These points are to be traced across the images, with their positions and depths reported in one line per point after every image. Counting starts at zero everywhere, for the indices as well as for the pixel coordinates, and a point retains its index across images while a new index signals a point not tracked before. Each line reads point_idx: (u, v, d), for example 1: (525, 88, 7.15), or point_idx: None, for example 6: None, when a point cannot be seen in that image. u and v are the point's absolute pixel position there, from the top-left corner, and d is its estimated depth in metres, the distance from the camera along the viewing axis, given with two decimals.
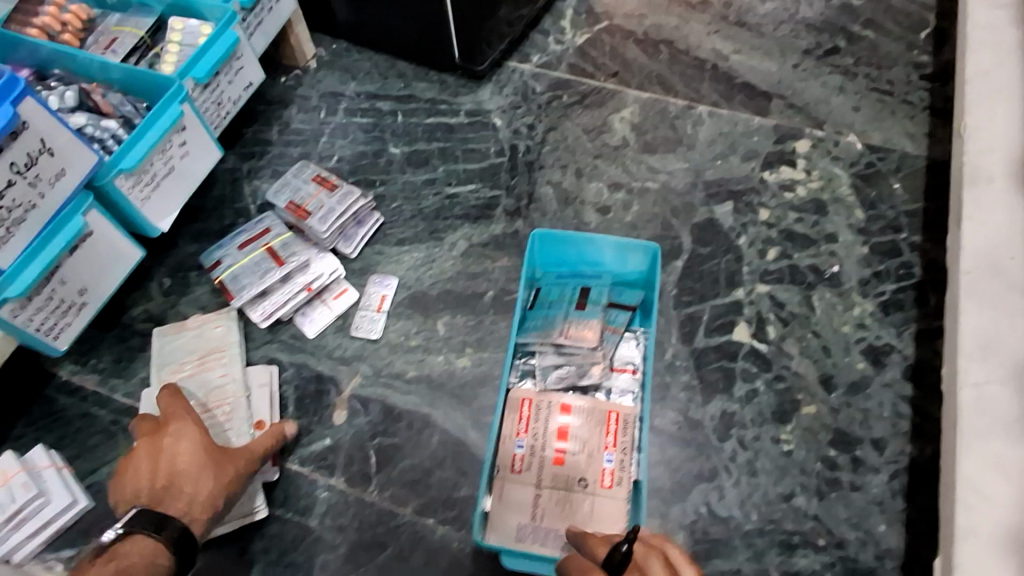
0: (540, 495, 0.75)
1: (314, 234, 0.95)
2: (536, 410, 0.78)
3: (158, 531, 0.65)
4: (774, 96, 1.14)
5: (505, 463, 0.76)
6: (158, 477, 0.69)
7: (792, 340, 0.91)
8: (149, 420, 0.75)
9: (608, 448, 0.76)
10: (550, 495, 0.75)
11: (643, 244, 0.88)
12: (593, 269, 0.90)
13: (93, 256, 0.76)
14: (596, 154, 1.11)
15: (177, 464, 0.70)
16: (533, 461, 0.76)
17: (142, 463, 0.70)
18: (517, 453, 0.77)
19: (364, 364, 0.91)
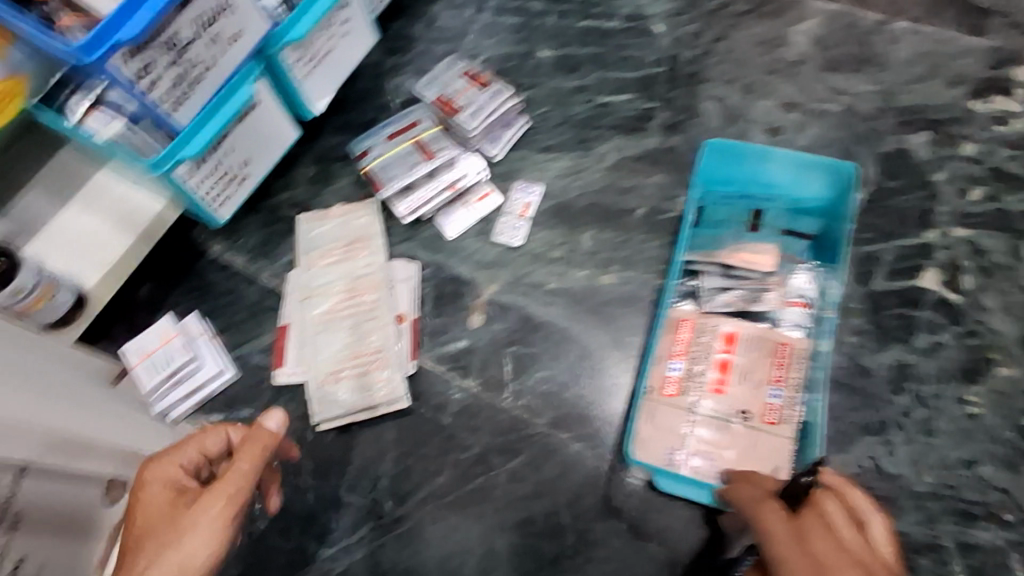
0: (694, 422, 0.71)
1: (461, 130, 0.93)
2: (697, 335, 0.74)
3: None
4: (993, 14, 0.96)
5: (657, 385, 0.72)
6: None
7: (992, 293, 0.80)
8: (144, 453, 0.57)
9: (775, 384, 0.71)
10: (704, 423, 0.70)
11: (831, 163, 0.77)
12: (764, 193, 0.81)
13: (255, 130, 0.76)
14: (769, 69, 0.99)
15: (139, 543, 0.51)
16: (689, 387, 0.72)
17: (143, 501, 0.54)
18: (670, 376, 0.73)
19: (504, 270, 0.87)
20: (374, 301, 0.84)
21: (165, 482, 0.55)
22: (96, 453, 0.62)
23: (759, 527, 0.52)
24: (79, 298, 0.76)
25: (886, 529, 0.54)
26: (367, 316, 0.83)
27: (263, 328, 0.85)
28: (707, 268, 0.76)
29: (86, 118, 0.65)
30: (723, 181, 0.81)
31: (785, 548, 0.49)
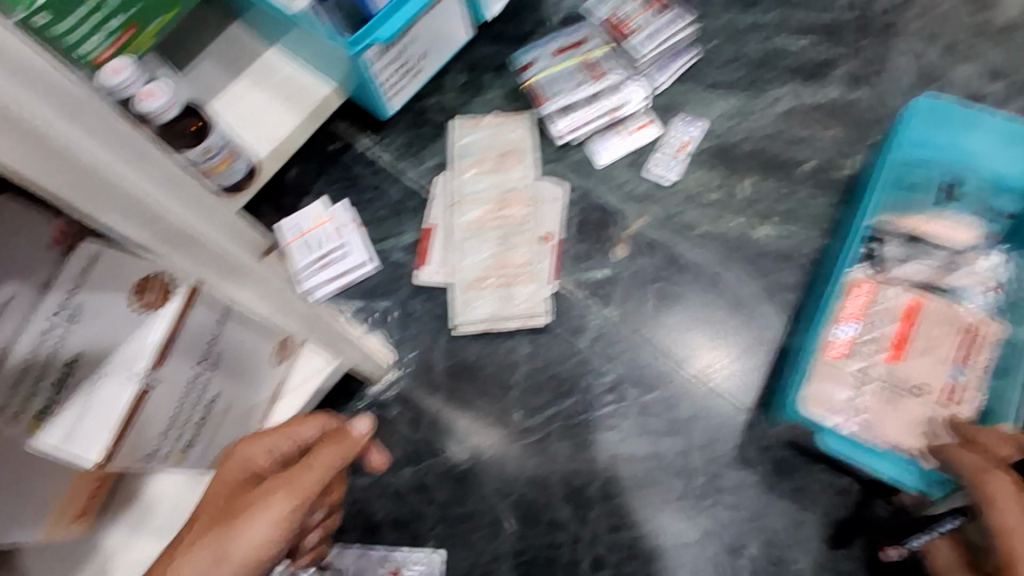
0: (863, 392, 0.65)
1: (629, 56, 0.88)
2: (879, 299, 0.67)
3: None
4: None
5: (827, 344, 0.66)
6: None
7: None
8: None
9: (958, 362, 0.65)
10: (875, 394, 0.65)
11: None
12: (962, 161, 0.72)
13: (440, 20, 0.75)
14: (977, 30, 0.89)
15: (198, 530, 0.45)
16: (862, 352, 0.66)
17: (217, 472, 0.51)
18: (838, 340, 0.67)
19: (655, 206, 0.84)
20: (523, 215, 0.84)
21: (245, 469, 0.50)
22: (247, 282, 0.55)
23: (981, 500, 0.51)
24: (250, 169, 0.78)
25: None
26: (516, 229, 0.84)
27: (409, 227, 0.88)
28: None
29: None
30: (918, 144, 0.72)
31: (1010, 525, 0.48)
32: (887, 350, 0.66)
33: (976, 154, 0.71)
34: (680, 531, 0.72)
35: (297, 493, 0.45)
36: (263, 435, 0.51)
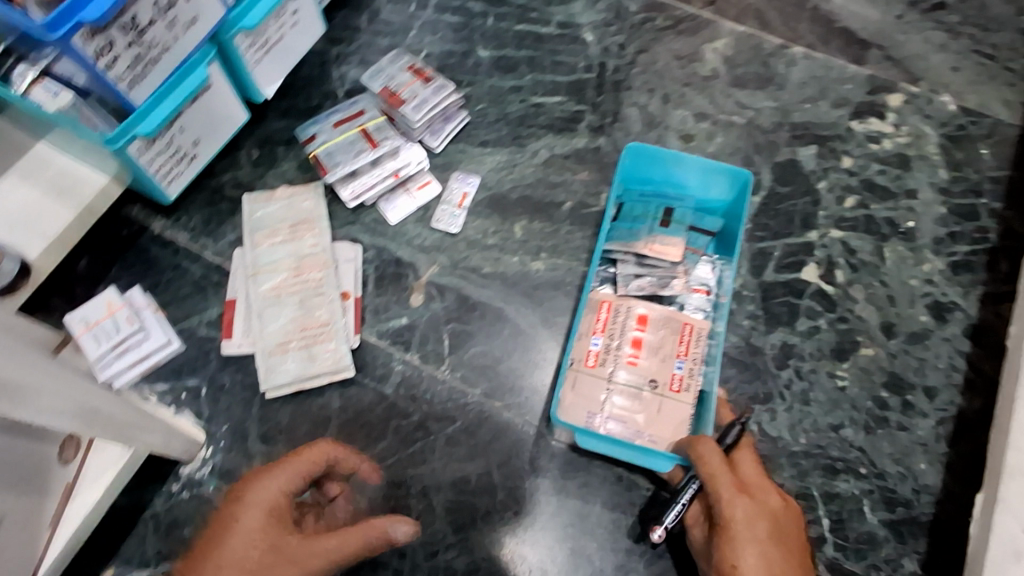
0: (611, 390, 0.80)
1: (404, 122, 0.99)
2: (617, 315, 0.83)
3: None
4: (873, 46, 1.13)
5: (580, 356, 0.81)
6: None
7: (860, 286, 0.93)
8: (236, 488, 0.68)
9: (679, 356, 0.81)
10: (621, 391, 0.80)
11: (730, 169, 0.87)
12: (677, 191, 0.91)
13: (209, 109, 0.80)
14: (685, 82, 1.11)
15: (234, 550, 0.63)
16: (608, 359, 0.81)
17: (249, 521, 0.64)
18: (591, 350, 0.82)
19: (443, 255, 0.94)
20: (320, 279, 0.89)
21: (271, 501, 0.66)
22: (58, 411, 0.58)
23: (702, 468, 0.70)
24: (22, 268, 0.76)
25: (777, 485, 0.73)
26: (313, 293, 0.88)
27: (208, 303, 0.90)
28: (621, 257, 0.87)
29: (32, 88, 0.67)
30: (641, 182, 0.92)
31: (721, 496, 0.68)
32: (627, 355, 0.81)
33: (687, 184, 0.90)
34: (491, 543, 0.80)
35: (312, 564, 0.64)
36: (286, 475, 0.68)
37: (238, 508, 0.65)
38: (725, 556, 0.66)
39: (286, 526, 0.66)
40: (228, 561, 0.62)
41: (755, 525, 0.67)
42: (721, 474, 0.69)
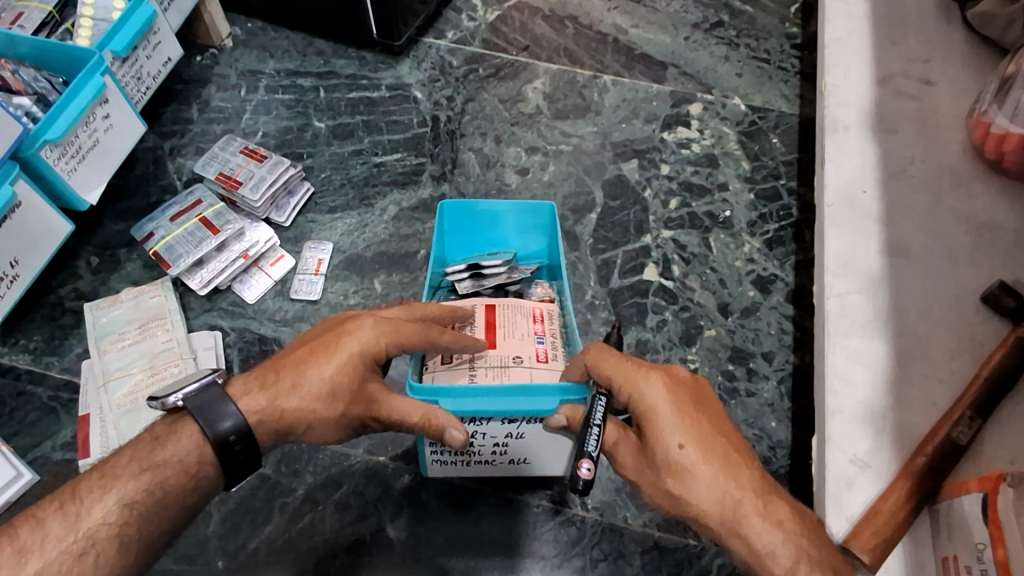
0: (474, 374, 0.72)
1: (246, 204, 1.02)
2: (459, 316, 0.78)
3: (318, 416, 0.63)
4: (670, 65, 1.27)
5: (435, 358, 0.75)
6: (283, 420, 0.63)
7: (694, 276, 1.03)
8: (304, 355, 0.64)
9: (539, 332, 0.77)
10: (484, 372, 0.72)
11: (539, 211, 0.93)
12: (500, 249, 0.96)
13: (23, 227, 0.80)
14: (513, 122, 1.19)
15: (314, 374, 0.63)
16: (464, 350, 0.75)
17: (346, 343, 0.65)
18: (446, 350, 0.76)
19: (306, 323, 0.96)
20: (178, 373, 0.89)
21: (369, 358, 0.65)
22: None
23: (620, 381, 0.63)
24: None
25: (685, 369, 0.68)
26: None
27: (63, 423, 0.89)
28: (457, 276, 0.89)
29: None
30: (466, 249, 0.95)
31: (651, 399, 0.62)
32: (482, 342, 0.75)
33: (509, 247, 0.95)
34: None
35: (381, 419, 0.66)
36: (398, 342, 0.67)
37: (345, 341, 0.65)
38: (671, 442, 0.60)
39: (373, 394, 0.65)
40: (306, 396, 0.63)
41: (692, 424, 0.61)
42: (626, 368, 0.63)
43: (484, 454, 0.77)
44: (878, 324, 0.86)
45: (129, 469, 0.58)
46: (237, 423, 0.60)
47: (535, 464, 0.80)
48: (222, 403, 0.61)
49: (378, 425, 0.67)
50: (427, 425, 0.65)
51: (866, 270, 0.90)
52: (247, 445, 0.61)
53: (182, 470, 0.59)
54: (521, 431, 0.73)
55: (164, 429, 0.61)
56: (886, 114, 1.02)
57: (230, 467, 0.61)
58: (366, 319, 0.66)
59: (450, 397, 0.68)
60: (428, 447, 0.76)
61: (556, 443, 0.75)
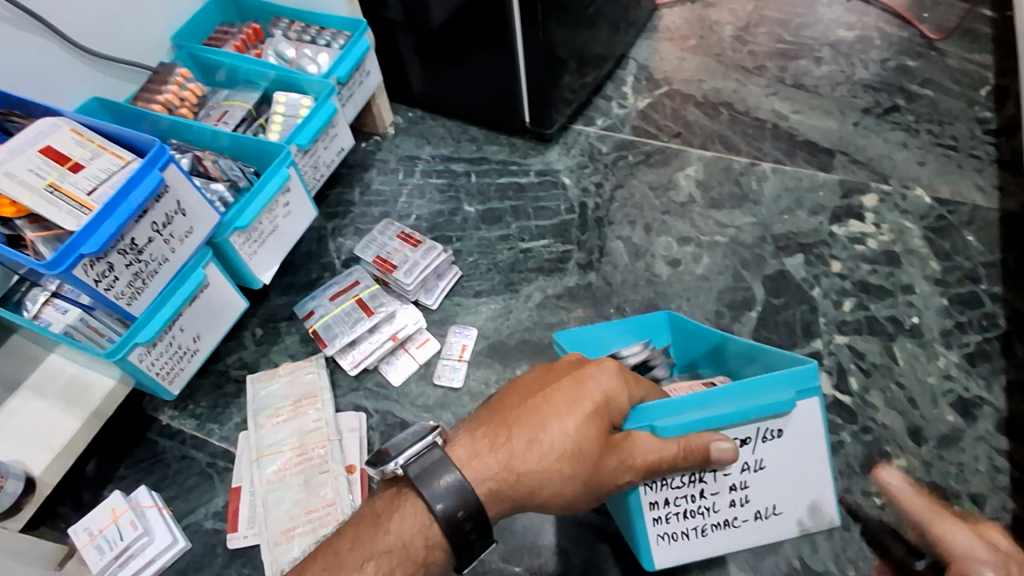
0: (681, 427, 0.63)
1: (399, 286, 1.04)
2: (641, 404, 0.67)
3: (566, 472, 0.57)
4: (837, 152, 1.18)
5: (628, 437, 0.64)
6: (522, 486, 0.57)
7: (875, 393, 0.90)
8: (540, 404, 0.58)
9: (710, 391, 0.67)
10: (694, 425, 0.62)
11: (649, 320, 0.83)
12: None
13: (207, 306, 0.87)
14: (663, 210, 1.15)
15: (558, 428, 0.57)
16: None
17: (588, 390, 0.58)
18: None
19: (447, 412, 0.96)
20: (324, 454, 0.92)
21: (612, 409, 0.58)
22: None
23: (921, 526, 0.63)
24: (26, 484, 0.83)
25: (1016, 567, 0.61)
26: (319, 470, 0.91)
27: (217, 491, 0.93)
28: None
29: (42, 310, 0.76)
30: None
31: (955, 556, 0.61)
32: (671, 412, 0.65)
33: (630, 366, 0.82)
34: None
35: (633, 479, 0.58)
36: (636, 384, 0.60)
37: (582, 390, 0.58)
38: None
39: (622, 445, 0.57)
40: (549, 453, 0.57)
41: None
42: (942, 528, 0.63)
43: (722, 511, 0.65)
44: None
45: (352, 560, 0.56)
46: (468, 503, 0.55)
47: (788, 518, 0.66)
48: (449, 477, 0.55)
49: (628, 484, 0.59)
50: (691, 455, 0.58)
51: None
52: (481, 529, 0.56)
53: (409, 560, 0.56)
54: (758, 457, 0.64)
55: (382, 510, 0.57)
56: None
57: (464, 549, 0.57)
58: (603, 363, 0.59)
59: (667, 417, 0.59)
60: (650, 513, 0.63)
61: (802, 465, 0.64)
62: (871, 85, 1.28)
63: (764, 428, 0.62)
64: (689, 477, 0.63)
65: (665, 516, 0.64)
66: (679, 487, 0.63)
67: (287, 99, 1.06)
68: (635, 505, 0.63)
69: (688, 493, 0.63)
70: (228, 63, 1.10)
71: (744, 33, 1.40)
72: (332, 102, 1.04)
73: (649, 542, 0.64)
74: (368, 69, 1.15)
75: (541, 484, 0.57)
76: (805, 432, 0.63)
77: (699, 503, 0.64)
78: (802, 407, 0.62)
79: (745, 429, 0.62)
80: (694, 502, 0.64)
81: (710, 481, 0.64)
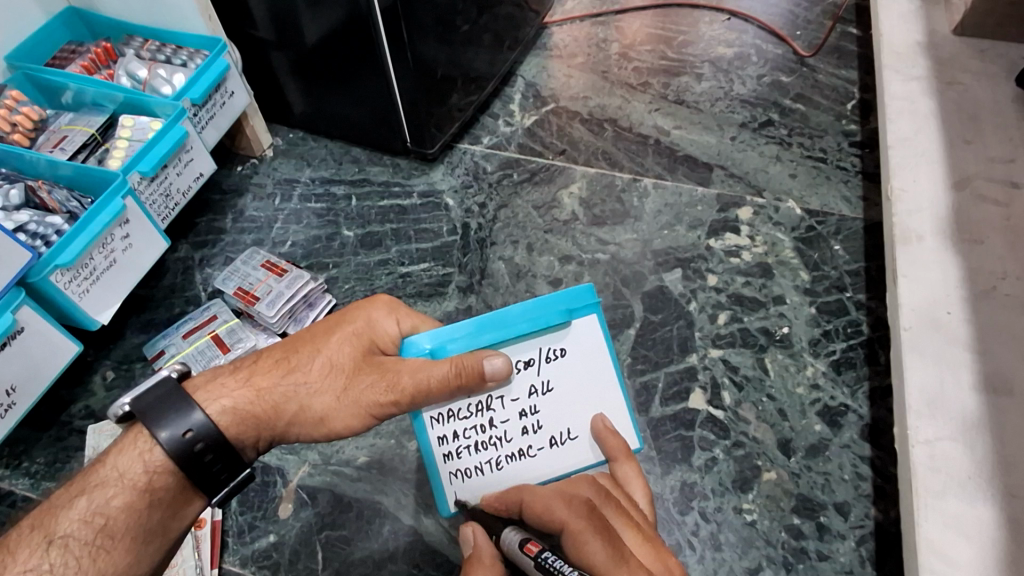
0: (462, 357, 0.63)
1: (262, 318, 1.00)
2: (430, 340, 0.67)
3: (309, 390, 0.64)
4: (715, 167, 1.20)
5: None
6: (264, 403, 0.63)
7: (747, 405, 0.91)
8: (305, 333, 0.67)
9: None
10: None
11: None
12: None
13: (23, 354, 0.78)
14: (546, 229, 1.13)
15: (308, 350, 0.65)
16: None
17: (348, 318, 0.65)
18: None
19: (312, 452, 0.88)
20: None
21: (372, 333, 0.65)
22: None
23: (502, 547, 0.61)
24: None
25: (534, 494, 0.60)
26: None
27: None
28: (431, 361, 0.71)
29: None
30: None
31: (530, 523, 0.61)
32: None
33: None
34: None
35: (395, 397, 0.61)
36: (410, 320, 0.66)
37: (342, 319, 0.66)
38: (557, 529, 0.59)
39: (383, 363, 0.62)
40: (293, 371, 0.64)
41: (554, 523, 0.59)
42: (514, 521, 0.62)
43: (516, 440, 0.63)
44: (980, 483, 0.75)
45: (74, 503, 0.58)
46: (197, 424, 0.59)
47: (585, 443, 0.65)
48: (171, 407, 0.60)
49: (389, 405, 0.62)
50: (464, 374, 0.58)
51: (957, 411, 0.79)
52: (224, 461, 0.61)
53: (129, 488, 0.58)
54: (547, 379, 0.62)
55: (106, 450, 0.60)
56: (967, 222, 0.92)
57: (206, 480, 0.61)
58: (372, 297, 0.66)
59: (439, 338, 0.61)
60: (439, 448, 0.63)
61: (593, 387, 0.63)
62: (747, 100, 1.30)
63: (546, 348, 0.61)
64: (476, 406, 0.62)
65: (456, 451, 0.63)
66: (466, 417, 0.63)
67: (134, 122, 0.99)
68: (421, 430, 0.63)
69: (477, 423, 0.63)
70: (74, 86, 1.01)
71: (629, 50, 1.40)
72: (183, 125, 0.96)
73: (443, 482, 0.64)
74: (231, 90, 1.07)
75: (287, 401, 0.63)
76: (588, 350, 0.62)
77: (489, 434, 0.63)
78: (582, 325, 0.61)
79: (526, 350, 0.61)
80: (485, 432, 0.63)
81: (498, 409, 0.63)
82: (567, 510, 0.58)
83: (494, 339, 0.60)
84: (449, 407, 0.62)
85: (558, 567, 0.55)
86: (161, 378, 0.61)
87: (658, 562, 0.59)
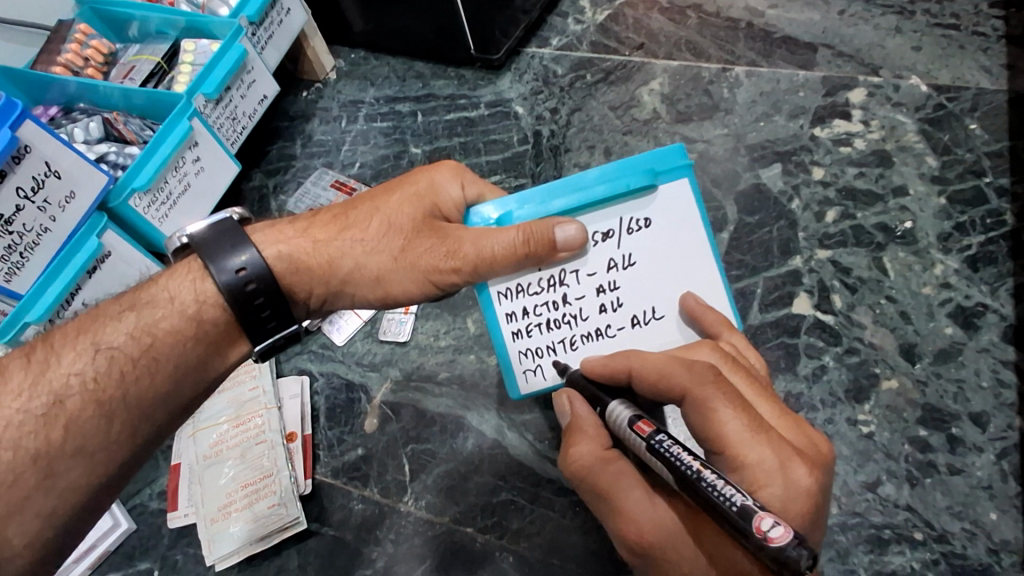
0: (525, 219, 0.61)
1: None
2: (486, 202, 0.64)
3: (363, 246, 0.61)
4: (820, 47, 1.04)
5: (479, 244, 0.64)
6: (320, 255, 0.61)
7: (862, 309, 0.81)
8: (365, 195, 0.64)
9: None
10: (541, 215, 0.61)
11: None
12: None
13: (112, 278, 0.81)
14: (625, 130, 1.04)
15: (366, 209, 0.62)
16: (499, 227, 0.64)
17: (412, 180, 0.62)
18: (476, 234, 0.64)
19: (394, 368, 0.88)
20: (263, 424, 0.84)
21: (435, 197, 0.61)
22: None
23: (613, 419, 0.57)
24: None
25: (646, 361, 0.55)
26: (258, 440, 0.84)
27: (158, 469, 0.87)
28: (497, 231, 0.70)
29: None
30: None
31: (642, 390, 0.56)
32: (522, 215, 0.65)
33: None
34: None
35: (456, 264, 0.58)
36: (475, 188, 0.62)
37: (406, 181, 0.62)
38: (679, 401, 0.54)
39: (445, 229, 0.59)
40: (349, 229, 0.61)
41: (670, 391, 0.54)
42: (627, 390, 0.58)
43: (593, 319, 0.60)
44: None
45: (122, 319, 0.59)
46: (257, 266, 0.58)
47: (673, 323, 0.61)
48: (227, 243, 0.58)
49: (445, 271, 0.59)
50: (533, 243, 0.54)
51: None
52: (274, 308, 0.60)
53: (178, 312, 0.59)
54: (627, 252, 0.59)
55: (159, 273, 0.61)
56: None
57: (254, 327, 0.60)
58: (437, 162, 0.62)
59: (504, 207, 0.58)
60: (508, 326, 0.61)
61: (679, 260, 0.59)
62: None
63: (628, 218, 0.57)
64: (547, 281, 0.59)
65: (526, 329, 0.61)
66: (537, 293, 0.59)
67: (196, 46, 0.97)
68: (487, 306, 0.60)
69: (549, 300, 0.60)
70: (139, 14, 1.00)
71: None
72: (241, 44, 0.93)
73: (512, 363, 0.62)
74: (287, 7, 1.03)
75: (343, 259, 0.61)
76: (674, 219, 0.58)
77: (562, 311, 0.60)
78: (667, 190, 0.57)
79: (604, 220, 0.57)
80: (557, 310, 0.60)
81: (572, 285, 0.59)
82: (688, 376, 0.52)
83: (568, 205, 0.56)
84: (518, 282, 0.59)
85: (674, 452, 0.49)
86: (220, 219, 0.61)
87: (803, 436, 0.53)
